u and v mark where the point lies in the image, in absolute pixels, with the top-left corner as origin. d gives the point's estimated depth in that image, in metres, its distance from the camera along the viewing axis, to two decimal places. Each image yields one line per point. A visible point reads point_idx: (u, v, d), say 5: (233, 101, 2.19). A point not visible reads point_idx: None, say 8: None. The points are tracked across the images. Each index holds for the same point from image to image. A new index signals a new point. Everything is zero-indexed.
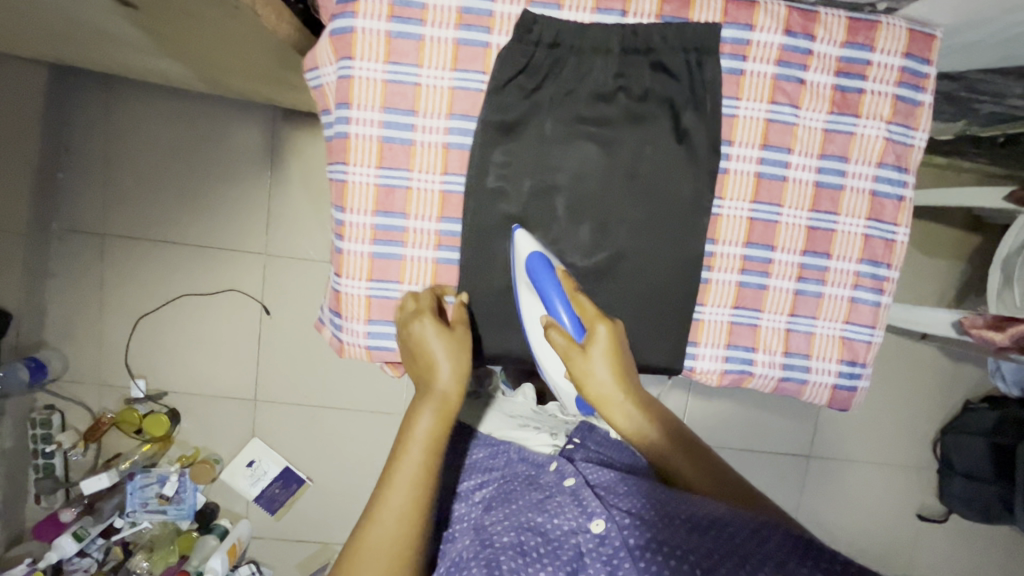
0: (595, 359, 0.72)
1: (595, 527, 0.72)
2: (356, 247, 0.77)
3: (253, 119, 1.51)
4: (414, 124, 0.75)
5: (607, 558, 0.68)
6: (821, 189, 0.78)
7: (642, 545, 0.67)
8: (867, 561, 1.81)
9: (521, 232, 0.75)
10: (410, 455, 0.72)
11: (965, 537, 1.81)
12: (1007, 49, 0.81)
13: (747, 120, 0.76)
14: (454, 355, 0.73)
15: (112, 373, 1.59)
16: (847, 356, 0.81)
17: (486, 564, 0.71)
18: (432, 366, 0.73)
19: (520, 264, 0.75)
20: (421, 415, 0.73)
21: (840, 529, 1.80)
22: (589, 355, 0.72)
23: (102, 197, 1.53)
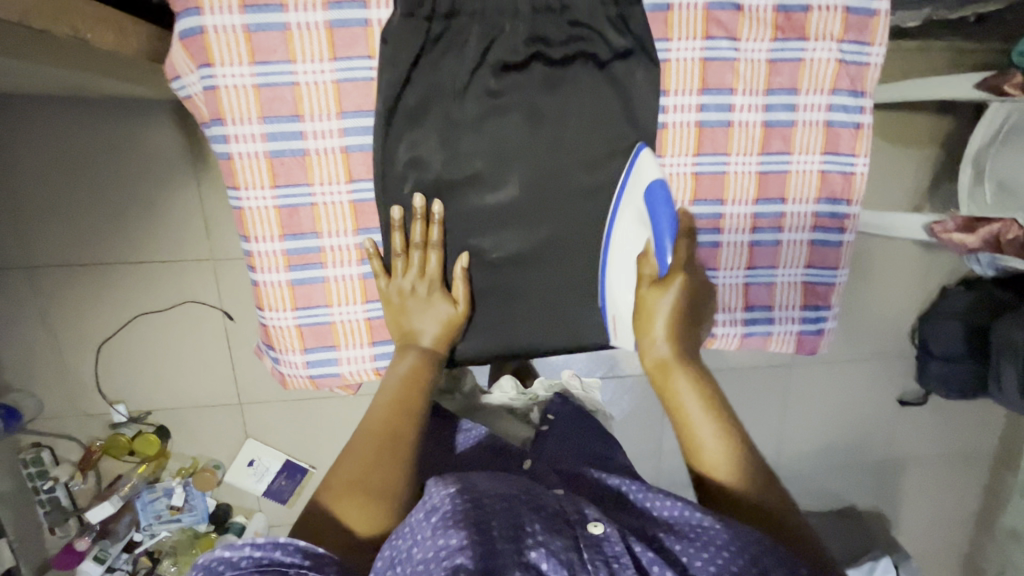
0: (667, 298, 0.68)
1: (591, 529, 0.59)
2: (270, 277, 0.71)
3: (159, 117, 1.37)
4: (302, 132, 0.66)
5: (608, 561, 0.56)
6: (769, 128, 0.70)
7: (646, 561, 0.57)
8: (853, 448, 1.91)
9: (646, 151, 0.67)
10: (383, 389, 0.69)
11: (945, 411, 1.89)
12: None
13: (680, 63, 0.67)
14: (443, 327, 0.72)
15: (88, 403, 1.56)
16: (811, 301, 0.78)
17: (474, 530, 0.55)
18: (413, 331, 0.72)
19: (635, 185, 0.68)
20: (404, 359, 0.71)
21: (826, 424, 1.88)
22: (664, 291, 0.68)
23: (19, 229, 1.41)
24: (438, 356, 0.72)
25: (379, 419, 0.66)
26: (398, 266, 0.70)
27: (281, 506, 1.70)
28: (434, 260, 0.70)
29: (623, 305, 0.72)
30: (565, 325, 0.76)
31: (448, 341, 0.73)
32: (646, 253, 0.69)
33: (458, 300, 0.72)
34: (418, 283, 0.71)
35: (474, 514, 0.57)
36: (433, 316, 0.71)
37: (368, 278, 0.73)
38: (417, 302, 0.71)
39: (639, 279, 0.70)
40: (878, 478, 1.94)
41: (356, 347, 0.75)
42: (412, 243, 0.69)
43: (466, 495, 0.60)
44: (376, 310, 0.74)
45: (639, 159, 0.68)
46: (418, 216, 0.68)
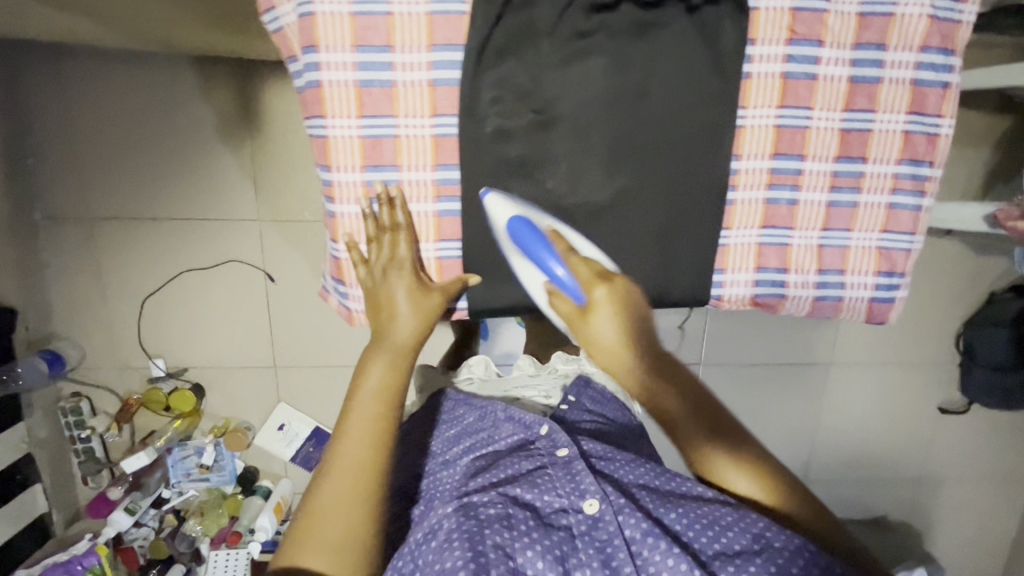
0: (597, 323, 0.68)
1: (589, 507, 0.76)
2: (348, 209, 0.71)
3: (219, 76, 1.40)
4: (392, 63, 0.66)
5: (602, 543, 0.74)
6: (855, 84, 0.69)
7: (641, 537, 0.72)
8: (886, 455, 1.86)
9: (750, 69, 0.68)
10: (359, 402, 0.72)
11: (986, 423, 1.84)
12: None
13: (770, 12, 0.67)
14: (417, 313, 0.72)
15: (129, 356, 1.58)
16: (884, 267, 0.77)
17: (468, 544, 0.72)
18: (393, 318, 0.72)
19: (502, 223, 0.69)
20: (374, 364, 0.73)
21: (860, 428, 1.84)
22: (586, 321, 0.69)
23: (76, 179, 1.45)
24: (407, 354, 0.74)
25: (367, 457, 0.69)
26: (371, 250, 0.72)
27: (307, 472, 1.71)
28: (403, 246, 0.71)
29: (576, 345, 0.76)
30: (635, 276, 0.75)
31: (419, 336, 0.74)
32: (550, 288, 0.69)
33: (433, 289, 0.73)
34: (389, 268, 0.72)
35: (468, 529, 0.74)
36: (406, 298, 0.72)
37: (443, 216, 0.73)
38: (395, 289, 0.72)
39: (562, 318, 0.70)
40: (910, 487, 1.89)
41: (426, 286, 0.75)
42: (384, 228, 0.71)
43: (465, 513, 0.77)
44: (448, 250, 0.74)
45: (486, 204, 0.69)
46: (380, 201, 0.69)
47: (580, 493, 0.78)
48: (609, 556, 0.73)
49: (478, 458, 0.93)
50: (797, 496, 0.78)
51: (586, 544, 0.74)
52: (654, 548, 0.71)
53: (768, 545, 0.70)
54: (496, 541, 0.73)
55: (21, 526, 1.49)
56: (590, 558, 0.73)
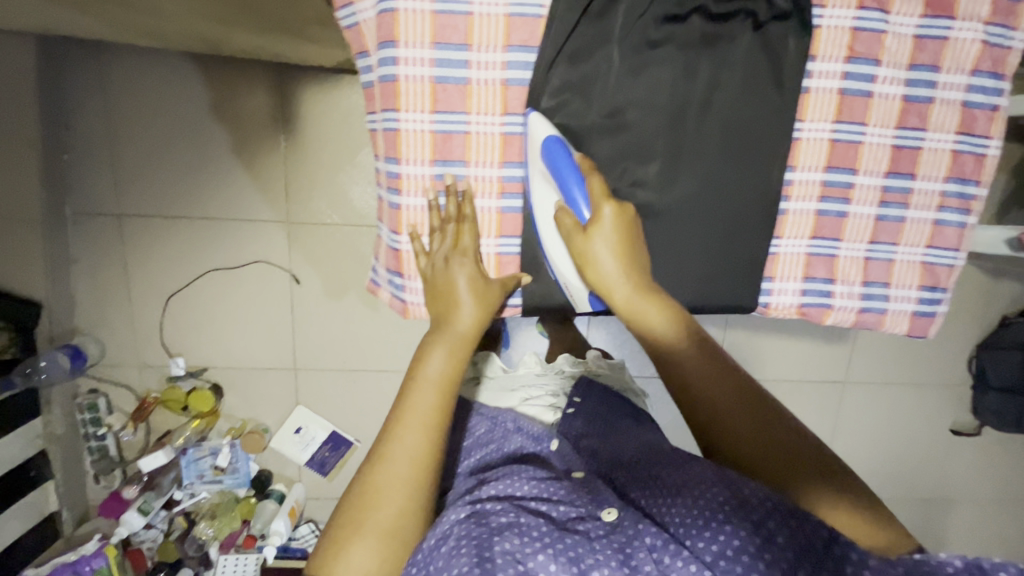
0: (600, 236, 0.68)
1: (607, 516, 0.66)
2: (414, 201, 0.72)
3: (259, 80, 1.42)
4: (468, 61, 0.68)
5: (620, 547, 0.61)
6: (908, 103, 0.72)
7: (662, 543, 0.60)
8: (899, 475, 1.87)
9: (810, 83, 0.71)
10: (421, 394, 0.67)
11: (997, 446, 1.85)
12: None
13: (831, 30, 0.69)
14: (479, 300, 0.71)
15: (150, 354, 1.57)
16: (927, 281, 0.79)
17: (475, 551, 0.60)
18: (454, 305, 0.71)
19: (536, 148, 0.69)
20: (432, 354, 0.69)
21: (873, 447, 1.85)
22: (591, 234, 0.68)
23: (111, 176, 1.46)
24: (468, 344, 0.70)
25: (423, 449, 0.64)
26: (434, 241, 0.72)
27: (321, 477, 1.69)
28: (468, 239, 0.73)
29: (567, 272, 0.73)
30: (689, 281, 0.76)
31: (480, 327, 0.72)
32: (562, 207, 0.69)
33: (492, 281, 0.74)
34: (450, 255, 0.72)
35: (477, 536, 0.63)
36: (466, 281, 0.71)
37: (506, 213, 0.74)
38: (456, 275, 0.71)
39: (566, 232, 0.70)
40: (922, 509, 1.90)
41: None
42: (455, 219, 0.72)
43: (473, 517, 0.66)
44: (508, 246, 0.76)
45: (529, 119, 0.69)
46: (449, 193, 0.71)
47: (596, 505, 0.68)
48: (627, 559, 0.60)
49: (481, 473, 0.84)
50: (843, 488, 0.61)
51: (604, 546, 0.62)
52: (675, 554, 0.58)
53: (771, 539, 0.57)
54: (505, 543, 0.61)
55: (31, 524, 1.46)
56: (608, 557, 0.60)
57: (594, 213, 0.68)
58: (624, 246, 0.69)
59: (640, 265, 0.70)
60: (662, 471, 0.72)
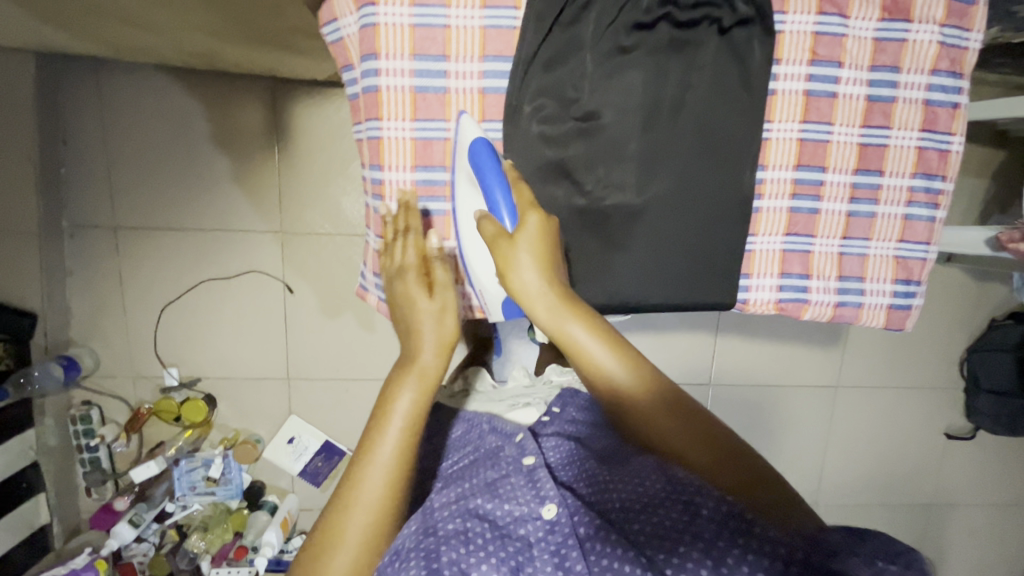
0: (523, 243, 0.65)
1: (546, 511, 0.69)
2: (398, 206, 0.74)
3: (254, 94, 1.46)
4: (446, 71, 0.71)
5: (556, 546, 0.66)
6: (872, 104, 0.75)
7: (593, 538, 0.66)
8: (894, 480, 1.86)
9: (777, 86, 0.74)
10: (387, 433, 0.63)
11: (992, 449, 1.85)
12: None
13: (794, 35, 0.72)
14: (434, 325, 0.66)
15: (144, 364, 1.58)
16: (901, 275, 0.81)
17: (423, 561, 0.63)
18: (412, 334, 0.66)
19: (463, 152, 0.70)
20: (399, 392, 0.64)
21: (867, 452, 1.84)
22: (512, 245, 0.65)
23: (108, 189, 1.49)
24: (431, 380, 0.65)
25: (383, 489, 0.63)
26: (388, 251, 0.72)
27: (314, 488, 1.69)
28: (436, 271, 0.68)
29: (488, 285, 0.74)
30: (670, 277, 0.78)
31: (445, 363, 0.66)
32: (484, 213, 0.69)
33: (436, 291, 0.67)
34: (396, 266, 0.70)
35: (428, 544, 0.65)
36: (424, 312, 0.66)
37: None
38: (408, 289, 0.68)
39: (488, 240, 0.67)
40: (918, 515, 1.88)
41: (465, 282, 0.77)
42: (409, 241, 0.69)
43: (422, 530, 0.68)
44: None
45: (460, 123, 0.71)
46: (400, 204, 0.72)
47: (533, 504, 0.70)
48: (563, 560, 0.65)
49: (448, 471, 0.86)
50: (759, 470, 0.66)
51: (542, 549, 0.66)
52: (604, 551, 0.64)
53: (699, 513, 0.65)
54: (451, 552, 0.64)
55: (21, 537, 1.47)
56: (545, 562, 0.65)
57: (518, 223, 0.66)
58: (546, 255, 0.66)
59: (560, 273, 0.67)
60: (608, 470, 0.76)
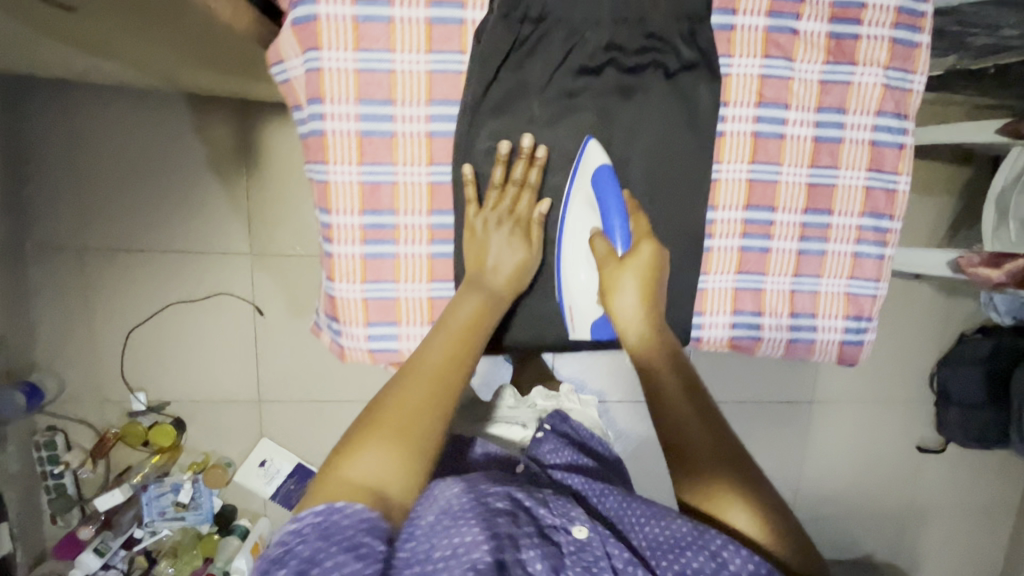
0: (635, 267, 0.69)
1: (577, 532, 0.64)
2: (346, 249, 0.73)
3: (220, 115, 1.44)
4: (393, 115, 0.71)
5: (587, 566, 0.61)
6: (819, 144, 0.75)
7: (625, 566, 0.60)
8: (869, 494, 1.87)
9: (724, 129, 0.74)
10: (446, 327, 0.66)
11: (964, 461, 1.87)
12: None
13: (740, 78, 0.73)
14: (512, 250, 0.72)
15: (110, 388, 1.55)
16: (852, 312, 0.81)
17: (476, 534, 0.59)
18: (485, 261, 0.71)
19: (583, 174, 0.72)
20: (465, 301, 0.68)
21: (842, 466, 1.85)
22: (627, 268, 0.69)
23: (70, 211, 1.46)
24: (497, 301, 0.70)
25: (441, 370, 0.62)
26: (490, 198, 0.72)
27: (287, 511, 1.66)
28: (526, 201, 0.72)
29: (578, 293, 0.74)
30: None
31: (513, 283, 0.72)
32: (597, 233, 0.72)
33: (532, 239, 0.73)
34: (502, 218, 0.72)
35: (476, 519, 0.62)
36: (503, 245, 0.71)
37: (436, 259, 0.76)
38: (483, 224, 0.71)
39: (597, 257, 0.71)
40: (893, 528, 1.89)
41: (417, 324, 0.76)
42: (512, 179, 0.72)
43: (472, 495, 0.65)
44: (440, 289, 0.76)
45: (586, 147, 0.72)
46: (506, 158, 0.71)
47: (568, 516, 0.65)
48: None
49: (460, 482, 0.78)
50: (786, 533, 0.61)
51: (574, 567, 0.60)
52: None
53: (726, 567, 0.57)
54: (501, 530, 0.62)
55: None
56: None
57: (635, 244, 0.70)
58: (649, 281, 0.70)
59: (658, 302, 0.71)
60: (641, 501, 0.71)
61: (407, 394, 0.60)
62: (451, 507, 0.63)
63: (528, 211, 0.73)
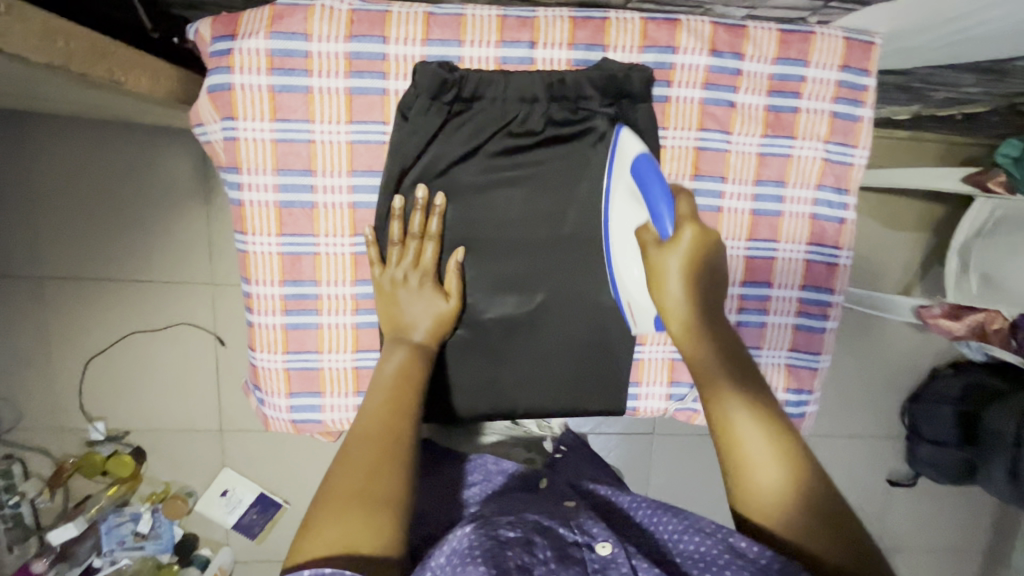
0: (676, 257, 0.60)
1: (599, 549, 0.53)
2: (266, 320, 0.72)
3: (179, 145, 1.42)
4: (313, 186, 0.68)
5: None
6: (758, 217, 0.73)
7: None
8: None
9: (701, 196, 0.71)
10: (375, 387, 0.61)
11: (944, 497, 1.83)
12: (963, 48, 0.72)
13: (675, 150, 0.71)
14: (431, 310, 0.68)
15: (68, 417, 1.54)
16: (793, 384, 0.79)
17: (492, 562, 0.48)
18: (406, 322, 0.67)
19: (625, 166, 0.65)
20: (392, 356, 0.64)
21: None
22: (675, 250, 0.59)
23: (28, 240, 1.44)
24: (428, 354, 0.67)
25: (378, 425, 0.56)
26: (393, 255, 0.68)
27: (249, 541, 1.63)
28: (430, 251, 0.68)
29: (634, 289, 0.66)
30: (556, 385, 0.76)
31: (438, 337, 0.69)
32: (645, 224, 0.63)
33: (451, 295, 0.69)
34: (411, 274, 0.68)
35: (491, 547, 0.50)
36: (424, 306, 0.68)
37: (362, 328, 0.73)
38: (406, 292, 0.68)
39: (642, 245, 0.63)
40: None
41: (342, 396, 0.74)
42: (410, 234, 0.68)
43: (483, 529, 0.53)
44: (366, 360, 0.74)
45: (619, 138, 0.66)
46: (415, 208, 0.67)
47: (590, 532, 0.56)
48: None
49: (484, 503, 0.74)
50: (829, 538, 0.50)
51: None
52: None
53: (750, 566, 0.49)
54: (516, 568, 0.49)
55: None
56: None
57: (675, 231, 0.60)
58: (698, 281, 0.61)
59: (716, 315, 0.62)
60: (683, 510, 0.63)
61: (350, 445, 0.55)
62: (458, 543, 0.50)
63: (434, 258, 0.69)
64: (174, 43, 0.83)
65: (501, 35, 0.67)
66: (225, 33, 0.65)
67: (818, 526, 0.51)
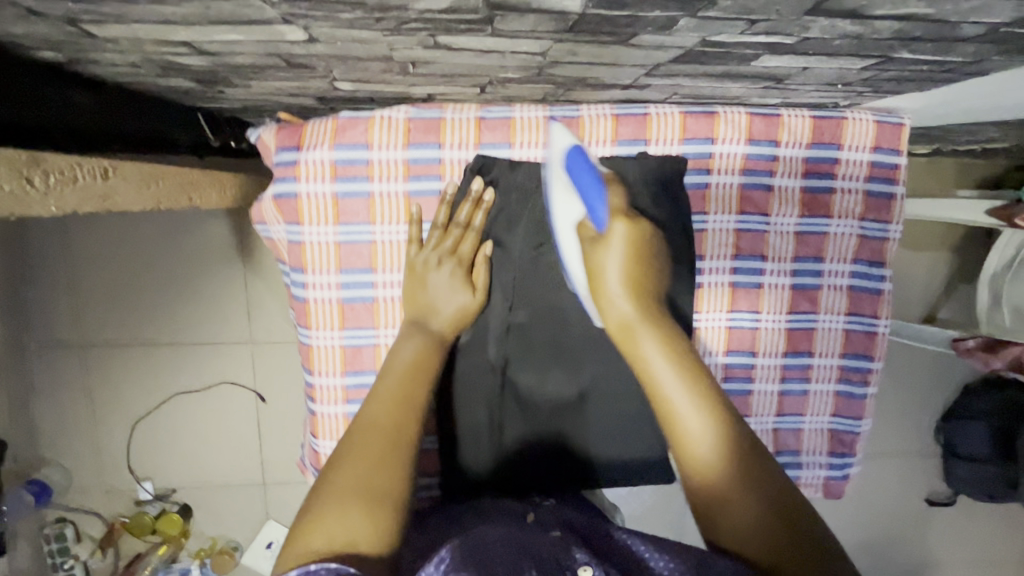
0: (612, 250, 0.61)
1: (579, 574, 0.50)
2: (329, 408, 0.75)
3: (216, 213, 1.47)
4: (374, 282, 0.72)
5: None
6: (797, 291, 0.76)
7: None
8: (895, 557, 1.78)
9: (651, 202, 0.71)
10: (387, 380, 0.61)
11: (991, 518, 1.79)
12: (995, 115, 0.74)
13: (715, 234, 0.74)
14: (457, 302, 0.69)
15: (118, 479, 1.58)
16: (837, 449, 0.81)
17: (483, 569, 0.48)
18: (435, 307, 0.69)
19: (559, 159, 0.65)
20: (406, 344, 0.65)
21: (866, 530, 1.77)
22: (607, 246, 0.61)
23: (76, 311, 1.50)
24: (442, 343, 0.67)
25: (391, 416, 0.58)
26: (432, 236, 0.70)
27: None
28: (468, 244, 0.70)
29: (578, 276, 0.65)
30: (616, 461, 0.77)
31: (457, 329, 0.69)
32: (582, 220, 0.63)
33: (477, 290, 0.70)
34: (444, 260, 0.69)
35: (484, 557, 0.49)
36: (452, 292, 0.69)
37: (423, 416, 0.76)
38: (440, 275, 0.69)
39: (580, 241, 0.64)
40: None
41: None
42: (455, 223, 0.70)
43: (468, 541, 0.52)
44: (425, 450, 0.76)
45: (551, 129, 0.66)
46: (466, 197, 0.70)
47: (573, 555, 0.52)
48: None
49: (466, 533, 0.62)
50: (750, 515, 0.52)
51: None
52: None
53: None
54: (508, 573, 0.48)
55: None
56: None
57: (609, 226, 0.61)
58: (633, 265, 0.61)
59: (652, 295, 0.61)
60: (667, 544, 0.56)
61: (363, 439, 0.55)
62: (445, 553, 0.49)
63: (471, 253, 0.70)
64: (230, 145, 0.94)
65: (548, 137, 0.71)
66: (291, 144, 0.70)
67: (744, 511, 0.52)
